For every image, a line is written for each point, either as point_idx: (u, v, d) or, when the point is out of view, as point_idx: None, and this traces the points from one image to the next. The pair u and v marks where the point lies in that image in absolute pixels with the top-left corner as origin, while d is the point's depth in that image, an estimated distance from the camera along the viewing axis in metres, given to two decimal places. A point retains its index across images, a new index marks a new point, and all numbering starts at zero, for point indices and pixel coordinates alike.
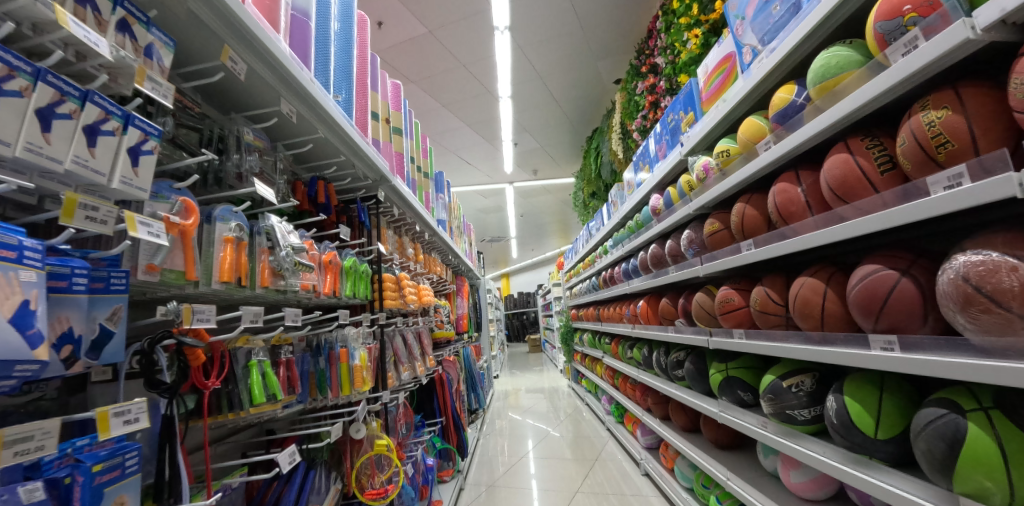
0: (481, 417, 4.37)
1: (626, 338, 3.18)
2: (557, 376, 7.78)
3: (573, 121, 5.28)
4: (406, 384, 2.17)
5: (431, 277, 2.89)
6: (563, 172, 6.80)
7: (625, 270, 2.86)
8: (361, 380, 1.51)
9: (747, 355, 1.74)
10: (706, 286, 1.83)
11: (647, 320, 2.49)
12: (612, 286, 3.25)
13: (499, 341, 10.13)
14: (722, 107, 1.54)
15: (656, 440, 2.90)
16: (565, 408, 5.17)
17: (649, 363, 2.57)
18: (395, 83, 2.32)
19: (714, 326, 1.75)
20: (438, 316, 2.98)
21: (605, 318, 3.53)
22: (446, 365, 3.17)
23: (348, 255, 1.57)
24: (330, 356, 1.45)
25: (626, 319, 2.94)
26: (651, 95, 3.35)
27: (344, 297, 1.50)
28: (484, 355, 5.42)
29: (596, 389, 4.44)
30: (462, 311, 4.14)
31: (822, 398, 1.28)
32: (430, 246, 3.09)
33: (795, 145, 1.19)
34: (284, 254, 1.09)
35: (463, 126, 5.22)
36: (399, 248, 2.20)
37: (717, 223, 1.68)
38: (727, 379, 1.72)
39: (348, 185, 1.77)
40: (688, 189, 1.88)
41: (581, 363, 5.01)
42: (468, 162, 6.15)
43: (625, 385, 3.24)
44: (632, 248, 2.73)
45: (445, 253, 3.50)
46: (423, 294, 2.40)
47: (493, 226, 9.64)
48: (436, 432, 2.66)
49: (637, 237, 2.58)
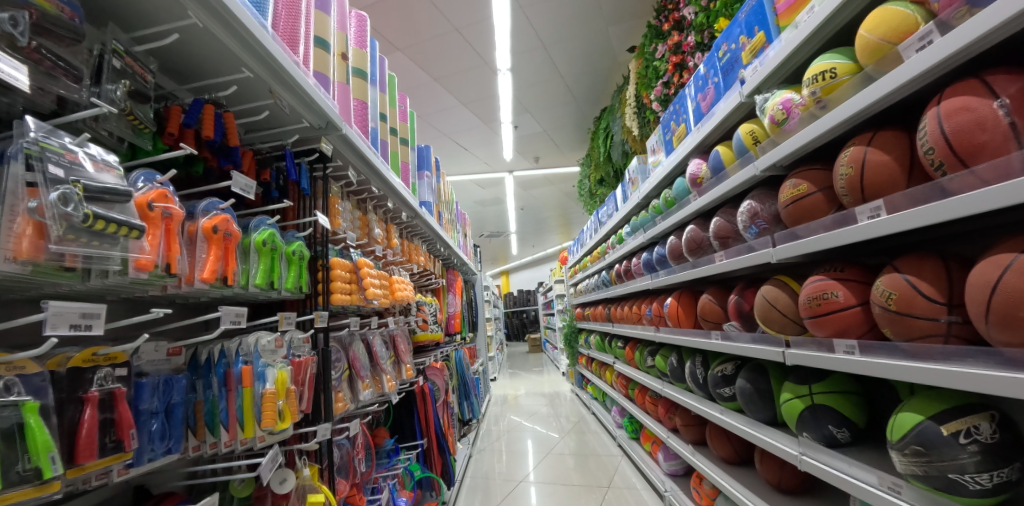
0: (474, 429, 3.84)
1: (646, 342, 2.66)
2: (559, 379, 7.23)
3: (580, 99, 4.75)
4: (369, 404, 1.65)
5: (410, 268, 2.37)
6: (567, 159, 6.24)
7: (646, 262, 2.35)
8: (273, 417, 0.94)
9: (839, 375, 1.23)
10: (776, 278, 1.31)
11: (676, 322, 1.97)
12: (628, 283, 2.72)
13: (497, 340, 9.60)
14: (825, 5, 1.02)
15: (681, 466, 2.39)
16: (568, 416, 4.64)
17: (680, 376, 2.05)
18: (359, 14, 1.78)
19: (791, 334, 1.24)
20: (418, 314, 2.45)
21: (619, 319, 3.00)
22: (432, 375, 2.65)
23: (265, 227, 1.06)
24: (228, 378, 0.95)
25: (647, 321, 2.43)
26: (675, 56, 2.80)
27: (252, 289, 0.99)
28: (480, 358, 4.90)
29: (605, 398, 3.91)
30: (454, 310, 3.61)
31: (1011, 457, 0.79)
32: (411, 231, 2.56)
33: (991, 23, 0.70)
34: (57, 198, 0.56)
35: (457, 105, 4.69)
36: (363, 226, 1.69)
37: (804, 184, 1.17)
38: (811, 410, 1.22)
39: (276, 132, 1.24)
40: (751, 142, 1.38)
41: (587, 368, 4.49)
42: (464, 147, 5.62)
43: (642, 398, 2.72)
44: (656, 235, 2.22)
45: (432, 242, 2.98)
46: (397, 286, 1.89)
47: (491, 220, 9.09)
48: (413, 458, 2.13)
49: (664, 219, 2.05)
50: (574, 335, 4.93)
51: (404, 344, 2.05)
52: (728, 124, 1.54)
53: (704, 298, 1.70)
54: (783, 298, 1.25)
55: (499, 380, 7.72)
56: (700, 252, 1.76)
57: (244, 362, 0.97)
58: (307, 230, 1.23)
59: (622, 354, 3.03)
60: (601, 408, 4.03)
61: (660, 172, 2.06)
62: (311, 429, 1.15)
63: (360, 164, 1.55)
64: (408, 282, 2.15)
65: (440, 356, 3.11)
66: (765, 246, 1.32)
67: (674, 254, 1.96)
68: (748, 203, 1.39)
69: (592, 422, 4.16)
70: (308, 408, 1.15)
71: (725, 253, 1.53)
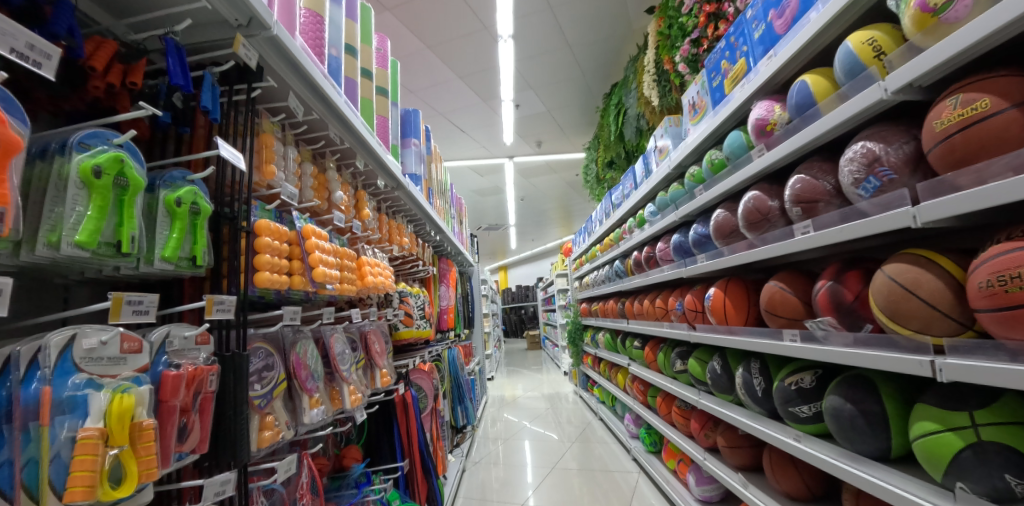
0: (469, 437, 3.39)
1: (671, 342, 2.23)
2: (560, 378, 6.80)
3: (588, 75, 4.19)
4: (324, 427, 1.21)
5: (391, 251, 1.92)
6: (571, 145, 5.71)
7: (676, 245, 1.90)
8: (85, 482, 0.51)
9: (1012, 396, 0.81)
10: (908, 252, 0.89)
11: (722, 319, 1.55)
12: (650, 272, 2.27)
13: (495, 337, 9.13)
14: None
15: (717, 492, 1.96)
16: (572, 420, 4.22)
17: (723, 385, 1.61)
18: None
19: (938, 333, 0.83)
20: (399, 308, 2.01)
21: (637, 315, 2.56)
22: (417, 380, 2.21)
23: (107, 148, 0.62)
24: (10, 412, 0.52)
25: (676, 317, 1.98)
26: (708, 4, 2.29)
27: (68, 251, 0.56)
28: (476, 359, 4.43)
29: (615, 403, 3.48)
30: (447, 303, 3.15)
31: None
32: (393, 206, 2.09)
33: None
34: None
35: (453, 79, 4.15)
36: (317, 183, 1.24)
37: (986, 101, 0.74)
38: (975, 449, 0.80)
39: (158, 18, 0.80)
40: (865, 58, 0.95)
41: (593, 368, 4.07)
42: (460, 129, 5.08)
43: (663, 408, 2.27)
44: (692, 212, 1.77)
45: (420, 223, 2.52)
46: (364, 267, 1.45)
47: (489, 211, 8.57)
48: (392, 485, 1.69)
49: (705, 190, 1.61)
50: (578, 332, 4.49)
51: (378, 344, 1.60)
52: (821, 43, 1.09)
53: (771, 286, 1.25)
54: (930, 282, 0.83)
55: (496, 379, 7.26)
56: (763, 226, 1.31)
57: (39, 382, 0.53)
58: (208, 170, 0.80)
59: (640, 355, 2.58)
60: (609, 414, 3.60)
61: (699, 132, 1.60)
62: (200, 481, 0.72)
63: (308, 92, 1.10)
64: (383, 266, 1.70)
65: (427, 358, 2.65)
66: (893, 206, 0.89)
67: (720, 233, 1.52)
68: (857, 147, 0.96)
69: (599, 428, 3.74)
70: (199, 447, 0.74)
71: (813, 223, 1.09)
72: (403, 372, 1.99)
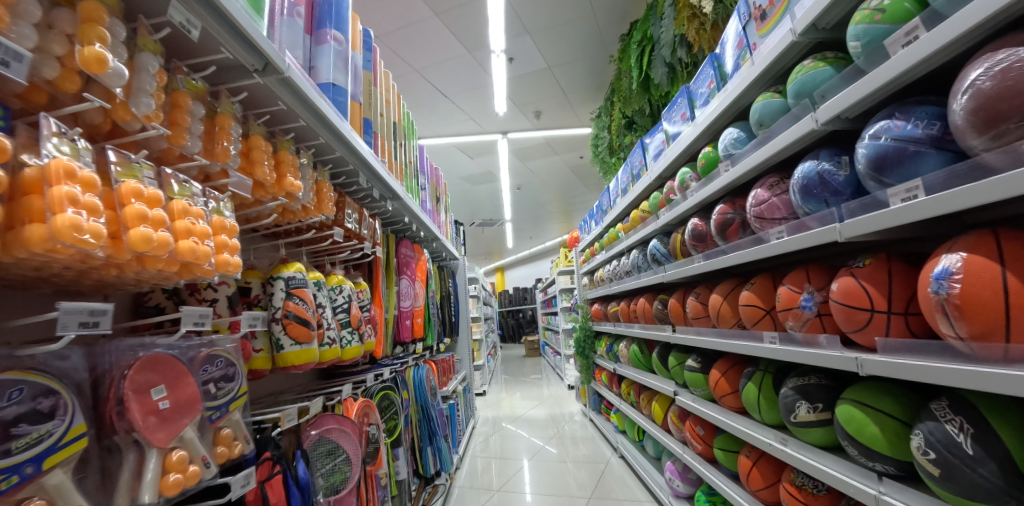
0: (442, 490, 2.29)
1: (766, 362, 1.25)
2: (563, 392, 5.76)
3: (601, 12, 3.23)
4: None
5: (248, 197, 0.95)
6: (575, 116, 4.71)
7: (799, 185, 0.96)
8: None
9: None
10: None
11: (980, 326, 0.63)
12: (726, 247, 1.29)
13: (488, 343, 8.06)
14: None
15: None
16: (582, 450, 3.22)
17: (962, 486, 0.68)
18: None
19: None
20: (279, 309, 1.05)
21: (692, 320, 1.57)
22: (324, 438, 1.16)
23: None
24: None
25: (794, 325, 1.03)
26: None
27: None
28: (458, 375, 3.38)
29: (644, 436, 2.50)
30: (411, 305, 2.15)
31: None
32: (282, 127, 1.11)
33: None
34: None
35: (427, 18, 3.13)
36: None
37: None
38: None
39: None
40: None
41: (610, 387, 3.08)
42: (442, 94, 4.07)
43: (757, 481, 1.23)
44: (855, 108, 0.85)
45: (349, 180, 1.53)
46: (45, 189, 0.50)
47: (482, 201, 7.53)
48: None
49: (930, 29, 0.69)
50: (590, 341, 3.53)
51: (143, 397, 0.65)
52: None
53: None
54: None
55: (488, 394, 6.17)
56: None
57: None
58: None
59: (707, 384, 1.52)
60: (634, 450, 2.61)
61: None
62: None
63: None
64: (203, 211, 0.74)
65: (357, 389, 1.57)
66: None
67: (997, 115, 0.61)
68: None
69: (619, 467, 2.75)
70: None
71: None
72: (274, 436, 0.97)
